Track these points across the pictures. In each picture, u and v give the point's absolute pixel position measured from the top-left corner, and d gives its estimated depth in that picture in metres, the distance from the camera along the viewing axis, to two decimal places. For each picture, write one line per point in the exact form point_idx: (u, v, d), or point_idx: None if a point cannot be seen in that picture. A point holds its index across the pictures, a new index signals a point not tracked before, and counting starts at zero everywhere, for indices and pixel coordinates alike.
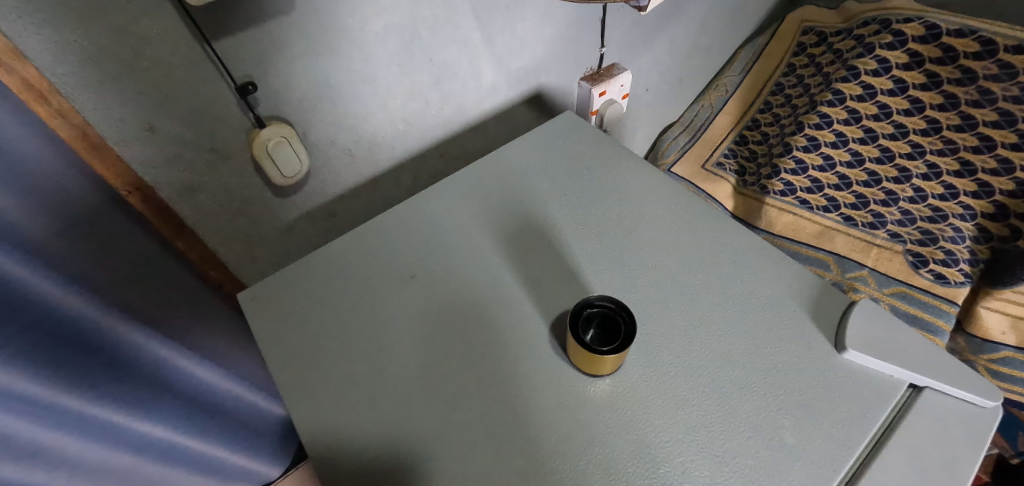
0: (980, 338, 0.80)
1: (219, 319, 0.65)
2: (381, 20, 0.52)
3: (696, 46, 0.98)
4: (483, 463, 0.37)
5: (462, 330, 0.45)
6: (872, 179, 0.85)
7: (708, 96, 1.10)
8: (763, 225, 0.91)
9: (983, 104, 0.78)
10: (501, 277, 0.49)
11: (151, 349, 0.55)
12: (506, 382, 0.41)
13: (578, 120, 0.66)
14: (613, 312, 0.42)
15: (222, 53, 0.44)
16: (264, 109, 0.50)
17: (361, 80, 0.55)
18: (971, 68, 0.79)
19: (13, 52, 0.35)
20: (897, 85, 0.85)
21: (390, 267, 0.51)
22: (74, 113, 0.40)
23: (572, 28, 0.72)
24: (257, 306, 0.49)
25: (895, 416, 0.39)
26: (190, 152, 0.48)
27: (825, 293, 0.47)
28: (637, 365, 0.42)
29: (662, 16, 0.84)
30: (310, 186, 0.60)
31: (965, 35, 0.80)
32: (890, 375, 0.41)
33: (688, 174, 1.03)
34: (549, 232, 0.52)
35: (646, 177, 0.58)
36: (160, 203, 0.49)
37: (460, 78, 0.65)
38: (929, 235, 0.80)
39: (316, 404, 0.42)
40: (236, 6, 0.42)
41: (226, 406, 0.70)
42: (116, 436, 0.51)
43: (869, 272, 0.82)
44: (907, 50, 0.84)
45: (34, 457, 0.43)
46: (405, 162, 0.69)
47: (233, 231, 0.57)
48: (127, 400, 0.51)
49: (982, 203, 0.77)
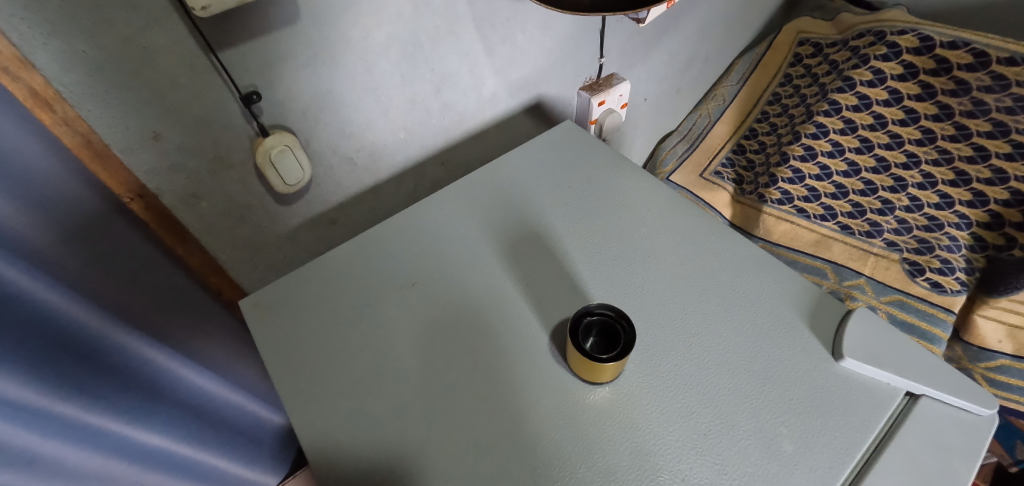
0: (976, 346, 0.81)
1: (219, 326, 0.65)
2: (383, 31, 0.52)
3: (694, 55, 0.99)
4: (484, 469, 0.37)
5: (461, 337, 0.45)
6: (868, 188, 0.85)
7: (705, 105, 1.11)
8: (761, 234, 0.92)
9: (977, 115, 0.79)
10: (501, 284, 0.49)
11: (149, 356, 0.54)
12: (509, 388, 0.42)
13: (577, 129, 0.67)
14: (612, 320, 0.43)
15: (227, 63, 0.44)
16: (268, 118, 0.51)
17: (364, 89, 0.56)
18: (965, 80, 0.81)
19: (18, 60, 0.35)
20: (892, 96, 0.86)
21: (391, 275, 0.51)
22: (79, 120, 0.41)
23: (571, 39, 0.73)
24: (258, 314, 0.49)
25: (892, 424, 0.39)
26: (192, 160, 0.48)
27: (822, 301, 0.47)
28: (636, 373, 0.42)
29: (659, 27, 0.85)
30: (311, 194, 0.61)
31: (959, 47, 0.81)
32: (886, 383, 0.42)
33: (685, 183, 1.03)
34: (549, 240, 0.53)
35: (645, 186, 0.59)
36: (161, 210, 0.50)
37: (461, 88, 0.65)
38: (925, 244, 0.81)
39: (316, 412, 0.42)
40: (242, 17, 0.42)
41: (225, 413, 0.70)
42: (119, 445, 0.51)
43: (866, 280, 0.83)
44: (902, 62, 0.86)
45: (31, 466, 0.41)
46: (404, 170, 0.69)
47: (233, 237, 0.58)
48: (122, 408, 0.50)
49: (978, 211, 0.78)
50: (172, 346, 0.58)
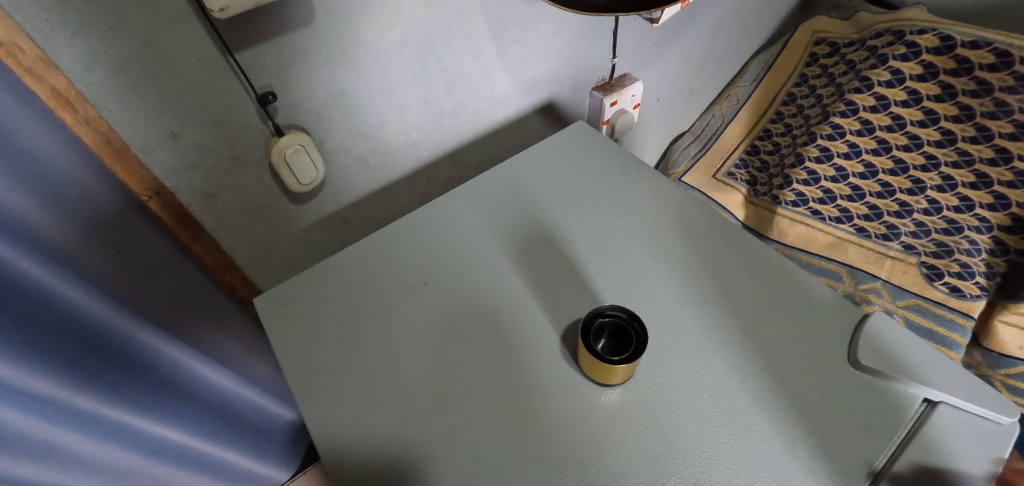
0: (996, 353, 0.79)
1: (233, 322, 0.66)
2: (397, 31, 0.53)
3: (707, 55, 0.98)
4: (496, 468, 0.37)
5: (475, 336, 0.46)
6: (886, 190, 0.84)
7: (719, 106, 1.08)
8: (775, 236, 0.90)
9: (999, 116, 0.77)
10: (512, 285, 0.49)
11: (166, 352, 0.57)
12: (522, 389, 0.42)
13: (589, 130, 0.66)
14: (624, 322, 0.43)
15: (244, 64, 0.45)
16: (282, 117, 0.51)
17: (377, 89, 0.56)
18: (986, 80, 0.79)
19: (42, 60, 0.36)
20: (911, 97, 0.84)
21: (402, 274, 0.52)
22: (100, 120, 0.41)
23: (584, 39, 0.72)
24: (273, 311, 0.50)
25: (911, 431, 0.39)
26: (210, 160, 0.49)
27: (837, 305, 0.46)
28: (648, 376, 0.42)
29: (673, 26, 0.84)
30: (325, 193, 0.61)
31: (981, 47, 0.79)
32: (904, 389, 0.41)
33: (698, 184, 1.02)
34: (560, 241, 0.53)
35: (657, 189, 0.58)
36: (178, 208, 0.50)
37: (472, 87, 0.65)
38: (944, 248, 0.79)
39: (328, 409, 0.42)
40: (259, 19, 0.43)
41: (238, 408, 0.71)
42: (127, 438, 0.53)
43: (883, 284, 0.81)
44: (920, 62, 0.84)
45: (48, 456, 0.44)
46: (417, 171, 0.69)
47: (249, 236, 0.58)
48: (138, 403, 0.53)
49: (998, 215, 0.77)
50: (187, 342, 0.59)
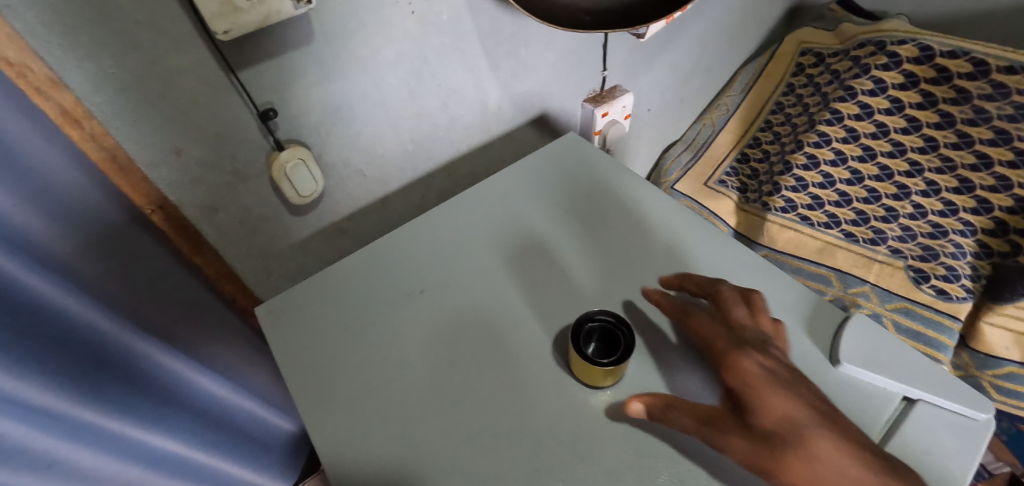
0: (983, 353, 0.81)
1: (233, 333, 0.67)
2: (392, 49, 0.55)
3: (697, 66, 1.00)
4: (492, 470, 0.38)
5: (472, 342, 0.47)
6: (872, 195, 0.86)
7: (709, 115, 1.11)
8: (765, 241, 0.92)
9: (978, 123, 0.79)
10: (506, 293, 0.50)
11: (166, 364, 0.58)
12: (517, 394, 0.43)
13: (580, 141, 0.68)
14: (613, 326, 0.44)
15: (245, 82, 0.47)
16: (283, 133, 0.53)
17: (373, 104, 0.58)
18: (965, 89, 0.81)
19: (53, 82, 0.38)
20: (894, 105, 0.86)
21: (398, 282, 0.53)
22: (105, 136, 0.42)
23: (574, 53, 0.75)
24: (272, 321, 0.51)
25: (890, 428, 0.40)
26: (212, 174, 0.51)
27: (821, 308, 0.48)
28: (637, 379, 0.43)
29: (661, 38, 0.87)
30: (323, 205, 0.63)
31: (959, 56, 0.81)
32: (882, 387, 0.42)
33: (690, 192, 1.04)
34: (551, 249, 0.54)
35: (646, 196, 0.60)
36: (181, 221, 0.52)
37: (466, 100, 0.67)
38: (930, 251, 0.81)
39: (328, 416, 0.43)
40: (260, 39, 0.45)
41: (238, 418, 0.72)
42: (128, 450, 0.54)
43: (872, 288, 0.83)
44: (902, 71, 0.86)
45: (50, 468, 0.46)
46: (413, 182, 0.71)
47: (249, 247, 0.60)
48: (138, 414, 0.55)
49: (982, 219, 0.79)
50: (185, 353, 0.61)
